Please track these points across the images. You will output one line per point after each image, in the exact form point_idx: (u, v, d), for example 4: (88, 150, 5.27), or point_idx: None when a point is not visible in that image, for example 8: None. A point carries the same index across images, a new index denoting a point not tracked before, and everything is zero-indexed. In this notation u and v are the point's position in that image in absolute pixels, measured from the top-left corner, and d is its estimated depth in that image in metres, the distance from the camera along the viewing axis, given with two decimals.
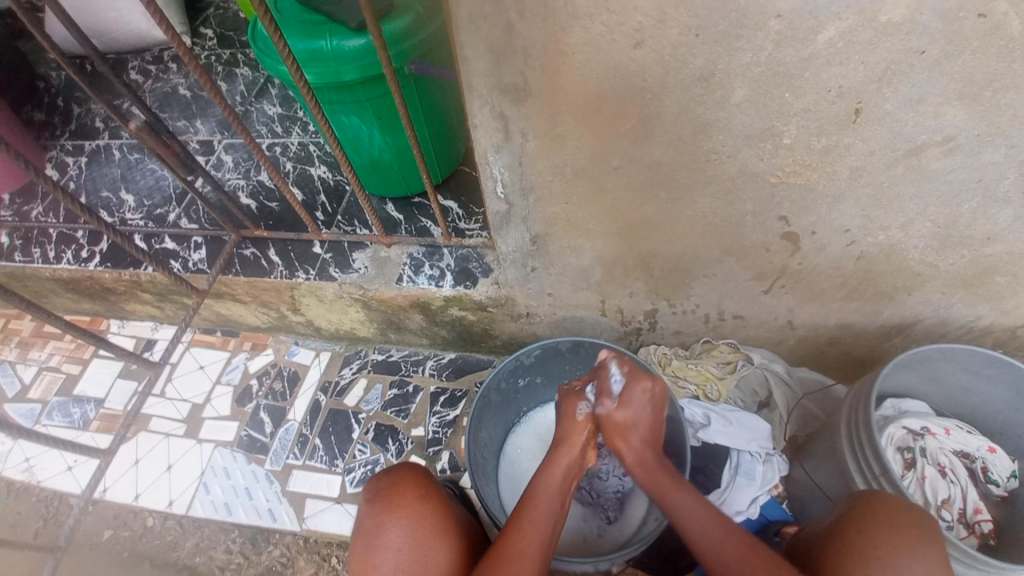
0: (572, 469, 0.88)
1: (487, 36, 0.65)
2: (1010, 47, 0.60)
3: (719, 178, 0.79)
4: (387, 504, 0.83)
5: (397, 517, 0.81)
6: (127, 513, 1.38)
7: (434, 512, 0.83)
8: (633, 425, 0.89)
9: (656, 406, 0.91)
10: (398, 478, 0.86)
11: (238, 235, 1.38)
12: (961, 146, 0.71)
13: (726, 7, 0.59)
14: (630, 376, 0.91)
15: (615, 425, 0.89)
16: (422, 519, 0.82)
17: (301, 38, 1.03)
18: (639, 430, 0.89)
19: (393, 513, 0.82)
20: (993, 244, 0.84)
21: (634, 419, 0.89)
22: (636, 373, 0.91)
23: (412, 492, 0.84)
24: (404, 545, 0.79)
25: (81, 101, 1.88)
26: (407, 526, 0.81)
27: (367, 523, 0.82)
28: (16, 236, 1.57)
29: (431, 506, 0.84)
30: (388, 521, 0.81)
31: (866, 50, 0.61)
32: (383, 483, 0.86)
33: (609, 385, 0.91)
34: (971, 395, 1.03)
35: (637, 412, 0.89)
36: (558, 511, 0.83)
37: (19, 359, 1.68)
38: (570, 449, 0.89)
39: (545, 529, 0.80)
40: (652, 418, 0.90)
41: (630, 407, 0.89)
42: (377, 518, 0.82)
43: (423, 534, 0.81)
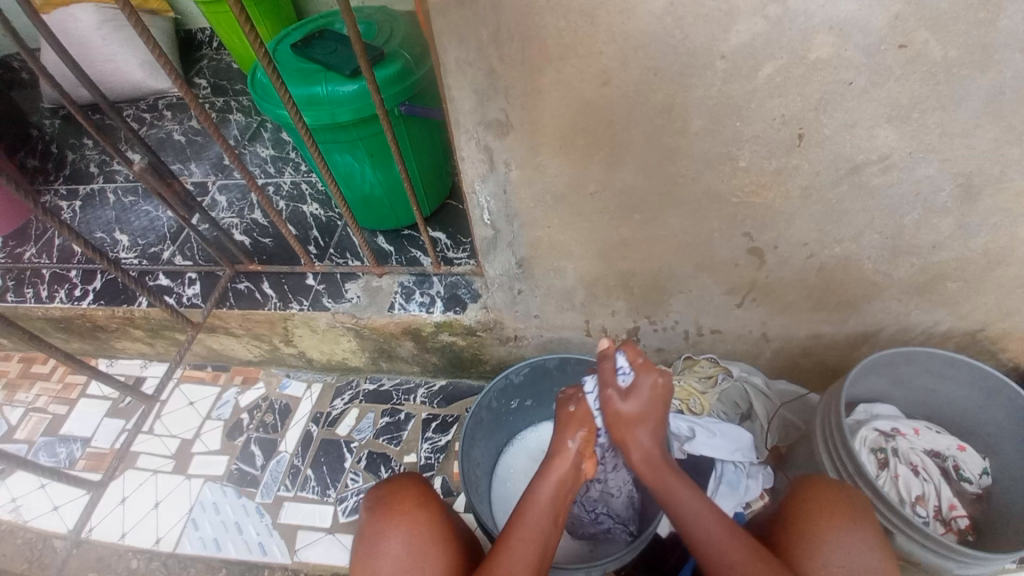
0: (564, 486, 0.85)
1: (472, 77, 0.72)
2: (928, 74, 0.69)
3: (686, 200, 0.87)
4: (387, 513, 0.85)
5: (395, 525, 0.84)
6: (112, 554, 1.36)
7: (431, 519, 0.86)
8: (643, 419, 0.86)
9: (664, 400, 0.88)
10: (396, 488, 0.88)
11: (233, 269, 1.42)
12: (897, 163, 0.79)
13: (678, 50, 0.67)
14: (640, 366, 0.87)
15: (624, 419, 0.86)
16: (420, 526, 0.84)
17: (299, 85, 1.10)
18: (647, 424, 0.87)
19: (393, 521, 0.84)
20: (939, 252, 0.92)
21: (644, 412, 0.86)
22: (647, 366, 0.88)
23: (410, 501, 0.87)
24: (403, 551, 0.82)
25: (75, 149, 1.93)
26: (405, 533, 0.83)
27: (367, 530, 0.85)
28: (8, 277, 1.59)
29: (429, 514, 0.86)
30: (387, 528, 0.83)
31: (802, 83, 0.70)
32: (383, 492, 0.88)
33: (616, 377, 0.88)
34: (937, 396, 1.09)
35: (646, 405, 0.86)
36: (551, 526, 0.82)
37: (5, 401, 1.67)
38: (562, 463, 0.86)
39: (535, 549, 0.79)
40: (659, 412, 0.87)
41: (639, 399, 0.86)
42: (376, 525, 0.84)
43: (420, 540, 0.83)
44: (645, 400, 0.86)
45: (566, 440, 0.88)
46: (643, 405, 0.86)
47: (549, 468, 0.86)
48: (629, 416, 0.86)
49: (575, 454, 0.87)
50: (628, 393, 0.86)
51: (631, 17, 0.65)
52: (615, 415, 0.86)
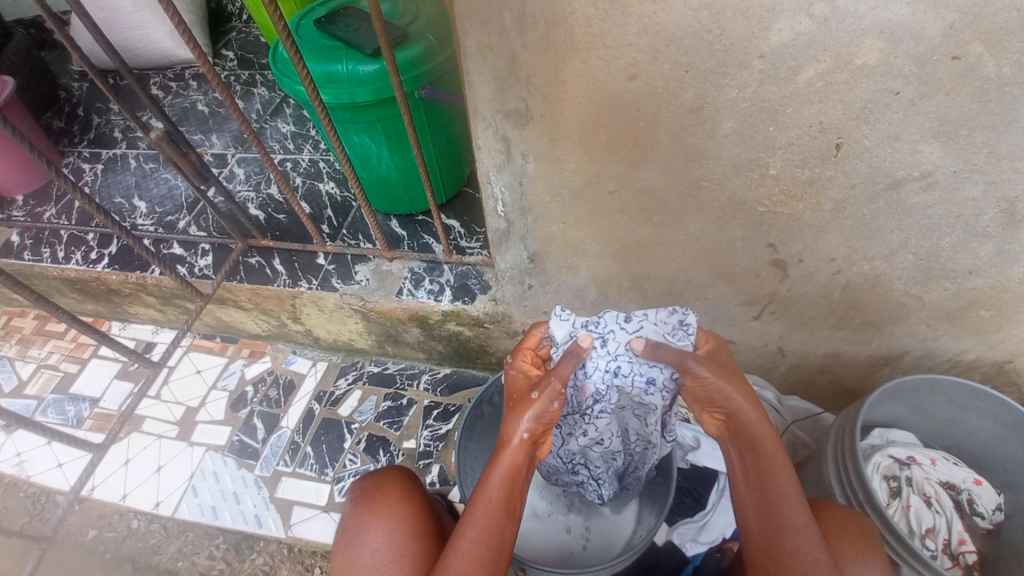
0: (518, 473, 0.77)
1: (492, 63, 0.69)
2: (984, 88, 0.64)
3: (710, 205, 0.83)
4: (370, 503, 0.85)
5: (376, 517, 0.83)
6: (113, 513, 1.38)
7: (412, 515, 0.85)
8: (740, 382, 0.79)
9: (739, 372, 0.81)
10: (382, 480, 0.88)
11: (245, 243, 1.41)
12: (939, 182, 0.74)
13: (712, 47, 0.63)
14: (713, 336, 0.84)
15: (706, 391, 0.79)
16: (400, 522, 0.83)
17: (319, 62, 1.08)
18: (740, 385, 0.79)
19: (374, 512, 0.84)
20: (975, 278, 0.87)
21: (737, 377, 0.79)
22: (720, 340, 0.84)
23: (393, 494, 0.86)
24: (379, 544, 0.81)
25: (100, 112, 1.94)
26: (386, 527, 0.82)
27: (349, 521, 0.84)
28: (28, 235, 1.61)
29: (411, 509, 0.85)
30: (368, 521, 0.83)
31: (844, 90, 0.66)
32: (368, 484, 0.88)
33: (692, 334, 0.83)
34: (957, 426, 1.04)
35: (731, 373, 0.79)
36: (505, 522, 0.76)
37: (19, 355, 1.70)
38: (513, 450, 0.77)
39: (488, 549, 0.74)
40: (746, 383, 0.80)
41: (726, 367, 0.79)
42: (359, 517, 0.84)
43: (400, 535, 0.82)
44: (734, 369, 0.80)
45: (513, 430, 0.77)
46: (721, 365, 0.80)
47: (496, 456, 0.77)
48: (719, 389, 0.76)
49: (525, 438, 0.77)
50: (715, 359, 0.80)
51: (665, 8, 0.61)
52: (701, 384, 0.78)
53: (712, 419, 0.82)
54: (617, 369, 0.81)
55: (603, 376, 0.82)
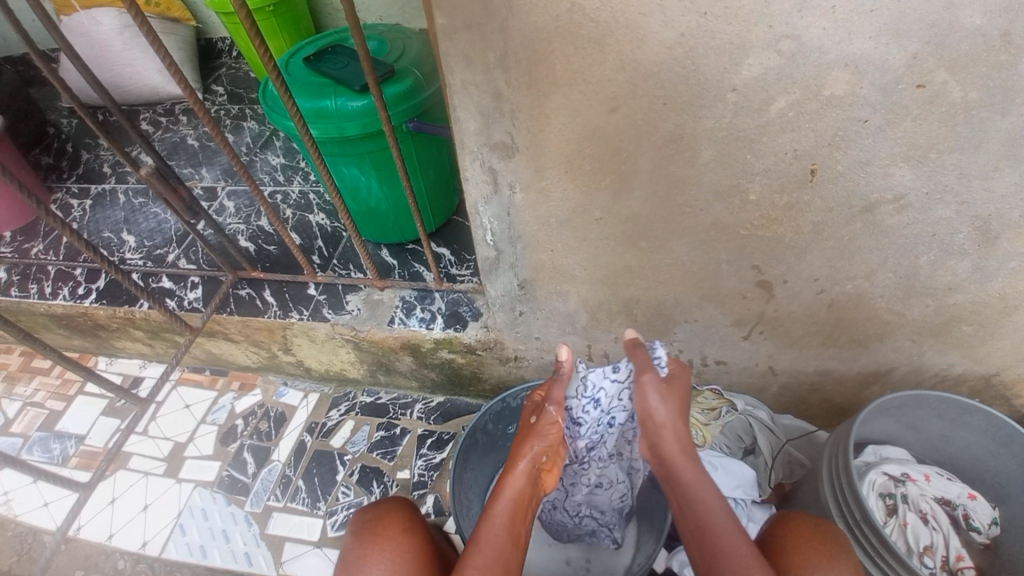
0: (521, 501, 0.79)
1: (477, 99, 0.71)
2: (948, 115, 0.67)
3: (694, 229, 0.84)
4: (371, 535, 0.83)
5: (378, 549, 0.81)
6: (99, 554, 1.34)
7: (414, 546, 0.83)
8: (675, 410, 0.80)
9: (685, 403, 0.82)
10: (382, 512, 0.87)
11: (236, 275, 1.41)
12: (913, 204, 0.77)
13: (688, 81, 0.66)
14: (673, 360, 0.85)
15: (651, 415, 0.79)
16: (402, 552, 0.81)
17: (308, 98, 1.10)
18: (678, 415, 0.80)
19: (376, 544, 0.82)
20: (955, 294, 0.89)
21: (677, 411, 0.80)
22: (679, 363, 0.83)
23: (394, 525, 0.85)
24: None
25: (90, 147, 1.96)
26: (389, 559, 0.80)
27: (349, 554, 0.82)
28: (15, 271, 1.60)
29: (414, 541, 0.83)
30: (368, 552, 0.81)
31: (816, 118, 0.68)
32: (369, 515, 0.87)
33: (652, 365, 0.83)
34: (948, 442, 1.05)
35: (675, 402, 0.80)
36: (510, 552, 0.76)
37: (4, 393, 1.67)
38: (517, 479, 0.80)
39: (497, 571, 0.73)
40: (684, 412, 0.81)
41: (669, 398, 0.80)
42: (360, 550, 0.82)
43: (402, 567, 0.80)
44: (664, 379, 0.81)
45: (521, 459, 0.81)
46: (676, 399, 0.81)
47: (502, 485, 0.80)
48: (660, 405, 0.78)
49: (531, 468, 0.81)
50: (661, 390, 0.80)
51: (641, 46, 0.63)
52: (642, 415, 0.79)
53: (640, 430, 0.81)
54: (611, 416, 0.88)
55: (584, 405, 0.88)
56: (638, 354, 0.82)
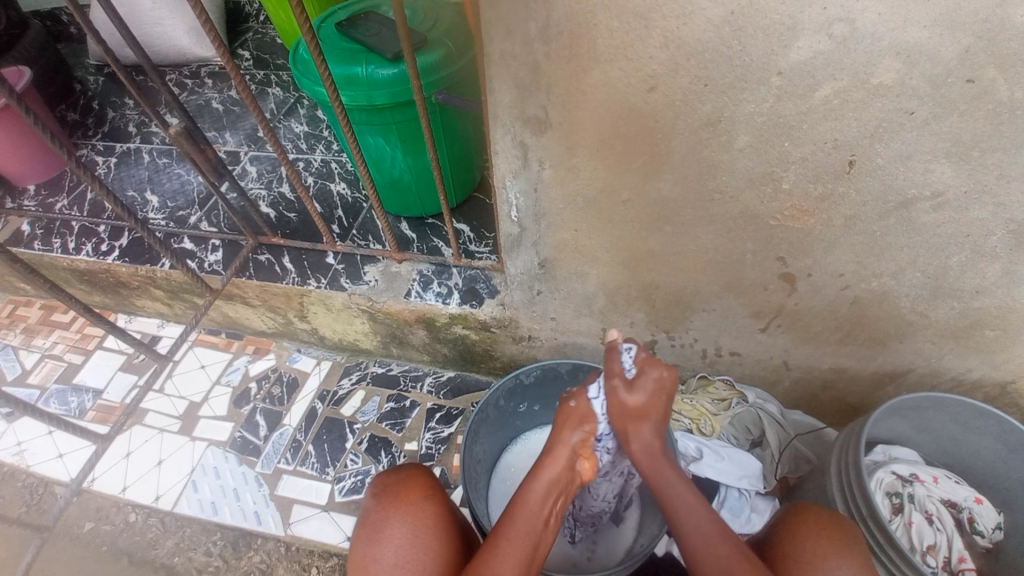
0: (557, 484, 0.81)
1: (515, 71, 0.70)
2: (998, 111, 0.65)
3: (722, 217, 0.84)
4: (394, 500, 0.85)
5: (401, 513, 0.83)
6: (112, 505, 1.38)
7: (435, 514, 0.85)
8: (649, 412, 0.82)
9: (669, 394, 0.84)
10: (405, 477, 0.88)
11: (256, 240, 1.42)
12: (949, 202, 0.76)
13: (732, 63, 0.65)
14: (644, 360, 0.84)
15: (628, 410, 0.82)
16: (425, 518, 0.83)
17: (339, 64, 1.10)
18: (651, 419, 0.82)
19: (399, 508, 0.83)
20: (982, 297, 0.88)
21: (569, 477, 0.82)
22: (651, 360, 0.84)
23: (417, 492, 0.86)
24: (405, 541, 0.81)
25: (116, 106, 1.96)
26: (412, 523, 0.82)
27: (371, 517, 0.84)
28: (38, 225, 1.63)
29: (436, 508, 0.85)
30: (391, 516, 0.83)
31: (860, 108, 0.67)
32: (391, 480, 0.88)
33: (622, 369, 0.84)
34: (960, 446, 1.05)
35: (560, 476, 0.82)
36: (541, 531, 0.78)
37: (23, 345, 1.71)
38: (555, 462, 0.83)
39: (527, 545, 0.77)
40: (664, 409, 0.83)
41: (553, 473, 0.81)
42: (383, 512, 0.83)
43: (423, 532, 0.82)
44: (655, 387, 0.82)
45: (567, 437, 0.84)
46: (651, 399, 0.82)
47: (543, 465, 0.83)
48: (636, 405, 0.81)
49: (569, 452, 0.84)
50: (634, 384, 0.82)
51: (687, 23, 0.62)
52: (618, 405, 0.82)
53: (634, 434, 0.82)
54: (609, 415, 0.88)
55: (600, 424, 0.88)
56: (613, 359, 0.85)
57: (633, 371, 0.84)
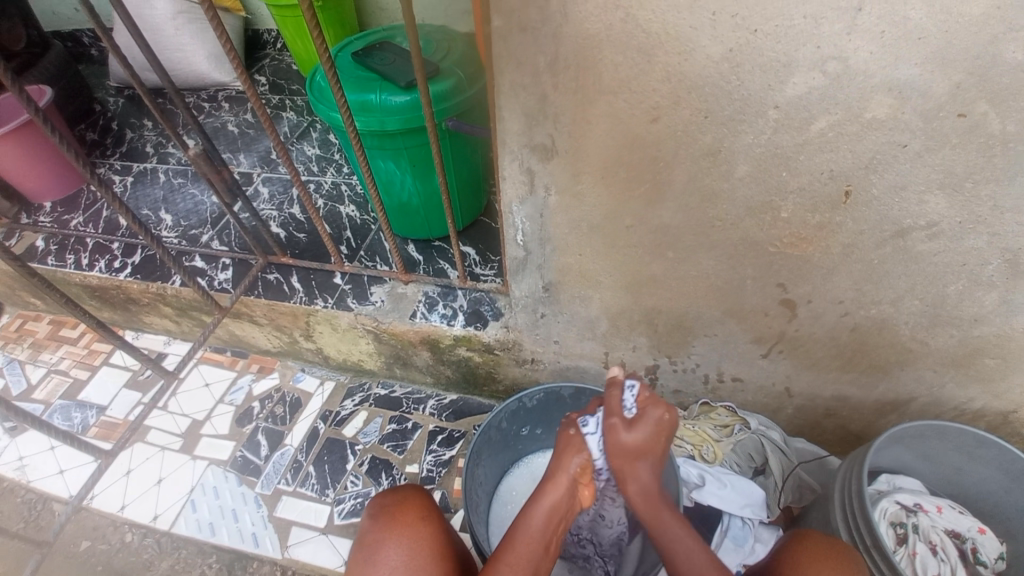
0: (556, 515, 0.82)
1: (524, 101, 0.74)
2: (989, 144, 0.67)
3: (723, 243, 0.86)
4: (391, 521, 0.85)
5: (396, 534, 0.83)
6: (109, 524, 1.38)
7: (431, 535, 0.85)
8: (646, 452, 0.85)
9: (667, 436, 0.87)
10: (402, 498, 0.89)
11: (266, 260, 1.45)
12: (944, 232, 0.77)
13: (731, 96, 0.68)
14: (646, 400, 0.88)
15: (625, 449, 0.85)
16: (420, 539, 0.83)
17: (354, 91, 1.15)
18: (648, 458, 0.85)
19: (395, 530, 0.83)
20: (981, 326, 0.89)
21: (649, 444, 0.85)
22: (653, 399, 0.88)
23: (413, 512, 0.86)
24: (400, 563, 0.80)
25: (134, 127, 2.03)
26: (407, 545, 0.82)
27: (368, 537, 0.84)
28: (52, 241, 1.66)
29: (431, 530, 0.85)
30: (387, 537, 0.83)
31: (854, 141, 0.70)
32: (388, 501, 0.89)
33: (622, 408, 0.87)
34: (964, 476, 1.04)
35: (653, 437, 0.85)
36: (540, 557, 0.78)
37: (29, 359, 1.73)
38: (557, 487, 0.84)
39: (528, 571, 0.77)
40: (661, 449, 0.86)
41: (645, 431, 0.85)
42: (379, 533, 0.84)
43: (419, 553, 0.82)
44: (658, 427, 0.86)
45: (569, 463, 0.86)
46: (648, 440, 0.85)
47: (545, 489, 0.84)
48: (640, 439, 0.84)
49: (569, 480, 0.85)
50: (634, 423, 0.86)
51: (688, 59, 0.65)
52: (617, 444, 0.85)
53: (632, 475, 0.85)
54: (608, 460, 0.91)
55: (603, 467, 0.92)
56: (613, 397, 0.89)
57: (633, 412, 0.87)
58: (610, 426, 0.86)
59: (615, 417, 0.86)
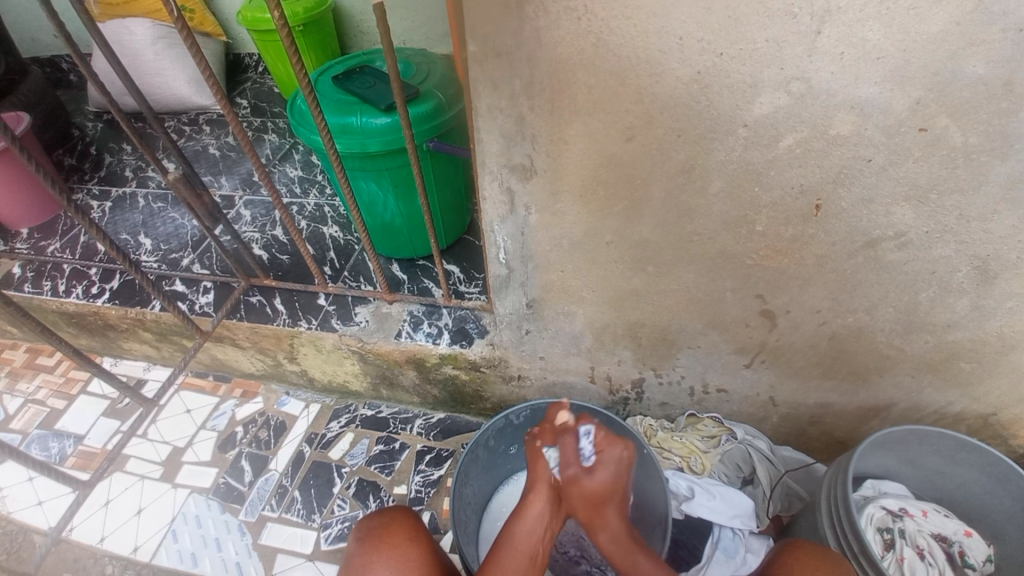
0: (534, 555, 0.83)
1: (501, 123, 0.75)
2: (950, 156, 0.70)
3: (702, 256, 0.87)
4: (377, 543, 0.84)
5: (383, 557, 0.82)
6: (87, 557, 1.33)
7: (419, 556, 0.83)
8: (609, 497, 0.86)
9: (626, 474, 0.89)
10: (389, 520, 0.87)
11: (248, 282, 1.44)
12: (913, 241, 0.80)
13: (702, 115, 0.70)
14: (604, 442, 0.89)
15: (588, 497, 0.86)
16: (407, 562, 0.82)
17: (334, 114, 1.15)
18: (613, 501, 0.87)
19: (381, 553, 0.82)
20: (953, 331, 0.91)
21: (610, 487, 0.87)
22: (610, 439, 0.89)
23: (401, 535, 0.85)
24: None
25: (113, 151, 2.01)
26: (394, 568, 0.81)
27: (354, 561, 0.83)
28: (29, 268, 1.63)
29: (419, 551, 0.84)
30: (374, 560, 0.82)
31: (822, 156, 0.72)
32: (374, 523, 0.87)
33: (579, 457, 0.88)
34: (945, 479, 1.06)
35: (613, 479, 0.87)
36: None
37: (5, 389, 1.68)
38: (532, 511, 0.86)
39: None
40: (622, 489, 0.88)
41: (604, 474, 0.87)
42: (365, 557, 0.82)
43: None
44: (616, 468, 0.88)
45: (536, 502, 0.87)
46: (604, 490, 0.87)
47: (514, 523, 0.85)
48: (600, 483, 0.86)
49: (546, 500, 0.87)
50: (593, 469, 0.87)
51: (659, 80, 0.67)
52: (580, 494, 0.86)
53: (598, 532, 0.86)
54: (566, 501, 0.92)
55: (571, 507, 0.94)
56: (570, 446, 0.90)
57: (591, 458, 0.88)
58: (570, 479, 0.87)
59: (570, 468, 0.87)
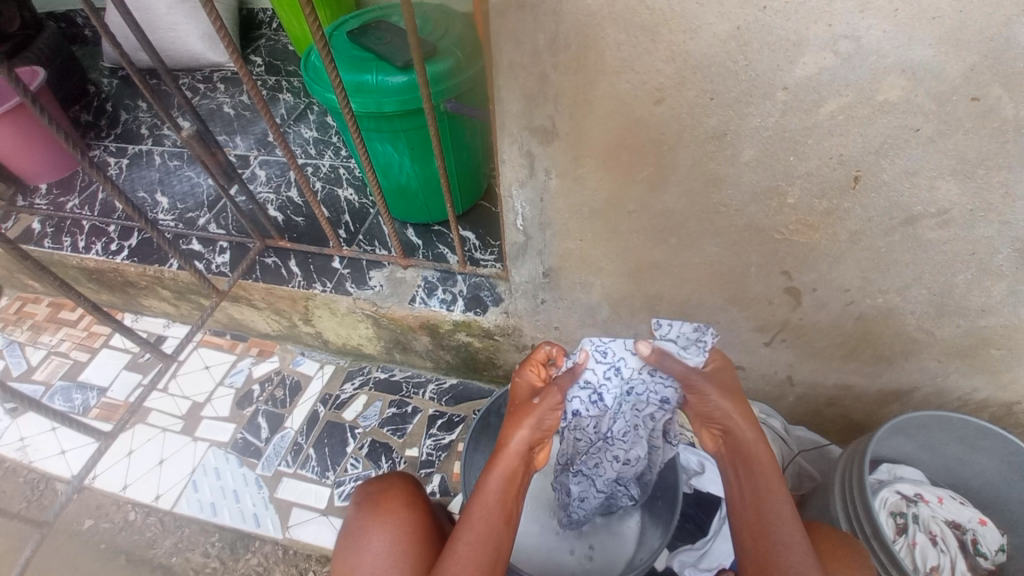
0: (514, 479, 0.77)
1: (523, 81, 0.71)
2: (1004, 129, 0.65)
3: (727, 229, 0.84)
4: (375, 508, 0.85)
5: (380, 523, 0.83)
6: (111, 503, 1.39)
7: (415, 522, 0.84)
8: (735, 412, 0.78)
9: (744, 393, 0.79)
10: (386, 486, 0.89)
11: (263, 243, 1.43)
12: (956, 219, 0.75)
13: (738, 77, 0.65)
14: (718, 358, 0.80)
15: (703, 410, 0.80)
16: (405, 527, 0.83)
17: (349, 72, 1.12)
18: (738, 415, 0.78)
19: (379, 518, 0.84)
20: (988, 316, 0.87)
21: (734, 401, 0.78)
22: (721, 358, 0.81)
23: (398, 500, 0.86)
24: (384, 551, 0.81)
25: (129, 108, 2.00)
26: (393, 532, 0.82)
27: (352, 526, 0.84)
28: (49, 223, 1.65)
29: (415, 516, 0.85)
30: (372, 525, 0.83)
31: (865, 124, 0.67)
32: (372, 489, 0.88)
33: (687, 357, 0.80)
34: (964, 465, 1.03)
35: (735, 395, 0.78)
36: (501, 524, 0.76)
37: (29, 341, 1.73)
38: (510, 456, 0.76)
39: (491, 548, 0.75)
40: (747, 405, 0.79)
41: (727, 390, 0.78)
42: (364, 521, 0.84)
43: (404, 540, 0.82)
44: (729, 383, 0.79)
45: (514, 436, 0.77)
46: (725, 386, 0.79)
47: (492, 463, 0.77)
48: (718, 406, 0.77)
49: (521, 448, 0.76)
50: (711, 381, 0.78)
51: (694, 37, 0.62)
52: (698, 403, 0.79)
53: (711, 435, 0.83)
54: (630, 389, 0.84)
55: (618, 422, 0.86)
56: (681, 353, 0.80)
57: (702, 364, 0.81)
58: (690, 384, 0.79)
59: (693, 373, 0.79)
